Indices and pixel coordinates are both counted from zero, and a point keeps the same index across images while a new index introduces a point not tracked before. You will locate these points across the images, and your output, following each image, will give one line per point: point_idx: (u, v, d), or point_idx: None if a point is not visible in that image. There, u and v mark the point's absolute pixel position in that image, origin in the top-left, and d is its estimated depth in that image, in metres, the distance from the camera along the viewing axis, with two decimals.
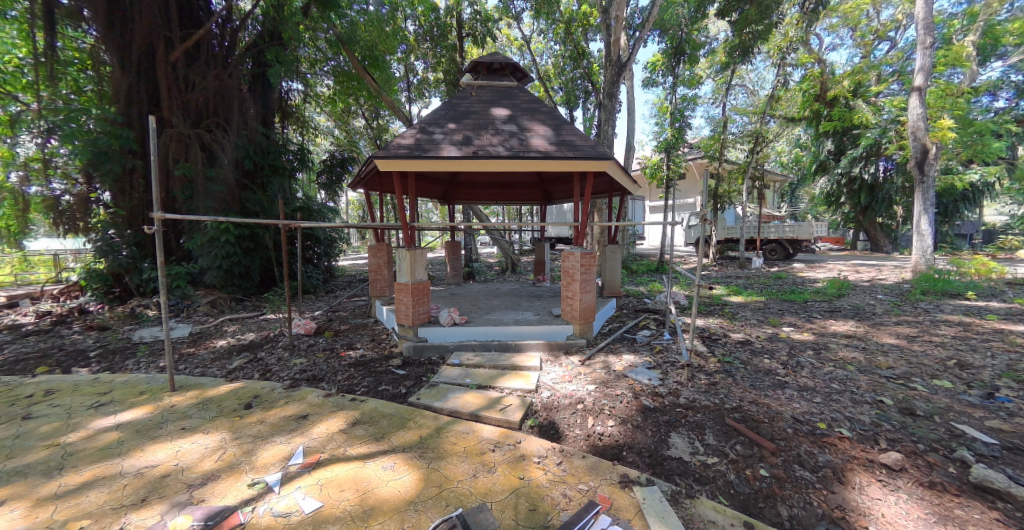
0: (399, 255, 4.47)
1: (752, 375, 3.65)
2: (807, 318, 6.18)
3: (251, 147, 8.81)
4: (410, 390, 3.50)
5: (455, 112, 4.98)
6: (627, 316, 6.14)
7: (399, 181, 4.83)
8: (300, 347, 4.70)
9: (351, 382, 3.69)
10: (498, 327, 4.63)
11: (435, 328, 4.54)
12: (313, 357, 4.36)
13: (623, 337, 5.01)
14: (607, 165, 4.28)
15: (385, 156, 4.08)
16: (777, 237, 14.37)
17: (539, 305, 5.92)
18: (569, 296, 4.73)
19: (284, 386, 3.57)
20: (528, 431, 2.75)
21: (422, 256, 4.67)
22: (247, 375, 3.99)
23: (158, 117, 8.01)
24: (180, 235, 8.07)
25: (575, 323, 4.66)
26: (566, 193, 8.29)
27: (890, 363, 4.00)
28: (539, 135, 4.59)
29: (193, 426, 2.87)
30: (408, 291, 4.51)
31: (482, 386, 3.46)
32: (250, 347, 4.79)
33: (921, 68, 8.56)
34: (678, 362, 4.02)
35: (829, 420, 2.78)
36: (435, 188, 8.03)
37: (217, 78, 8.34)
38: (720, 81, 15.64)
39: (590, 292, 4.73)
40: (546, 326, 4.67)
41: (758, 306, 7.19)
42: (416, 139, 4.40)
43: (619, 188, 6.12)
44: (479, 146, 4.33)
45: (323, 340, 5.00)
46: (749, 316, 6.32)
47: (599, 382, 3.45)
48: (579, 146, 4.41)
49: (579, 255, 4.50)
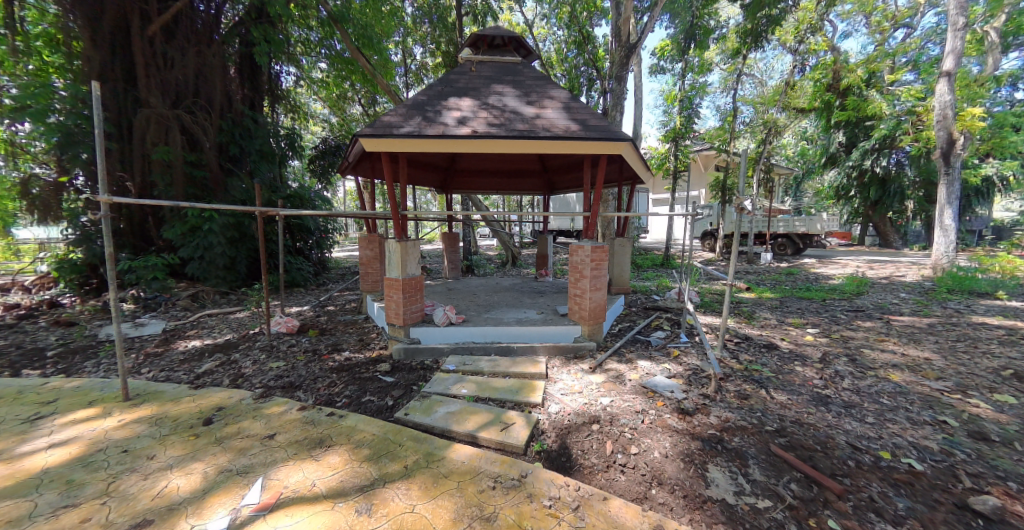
0: (389, 247, 4.01)
1: (786, 387, 3.22)
2: (830, 319, 5.73)
3: (236, 130, 8.25)
4: (398, 402, 3.06)
5: (452, 88, 4.48)
6: (636, 315, 5.68)
7: (390, 167, 4.28)
8: (279, 348, 4.25)
9: (331, 392, 3.26)
10: (498, 328, 4.19)
11: (429, 329, 4.11)
12: (292, 360, 3.91)
13: (635, 339, 4.55)
14: (622, 147, 3.78)
15: (373, 134, 3.60)
16: (786, 232, 13.89)
17: (542, 303, 5.48)
18: (577, 295, 4.29)
19: (253, 397, 3.13)
20: (533, 458, 2.33)
21: (415, 249, 4.21)
22: (216, 381, 3.55)
23: (135, 97, 7.39)
24: (160, 223, 7.56)
25: (584, 324, 4.22)
26: (571, 183, 7.82)
27: (939, 373, 3.57)
28: (546, 113, 4.08)
29: (137, 447, 2.43)
30: (398, 287, 4.06)
31: (478, 398, 3.04)
32: (223, 348, 4.33)
33: (952, 51, 7.96)
34: (700, 369, 3.60)
35: (893, 447, 2.34)
36: (432, 176, 7.59)
37: (198, 56, 7.75)
38: (729, 69, 15.10)
39: (600, 290, 4.28)
40: (550, 326, 4.23)
41: (775, 304, 6.76)
42: (409, 117, 3.90)
43: (630, 175, 5.65)
44: (478, 124, 3.82)
45: (306, 340, 4.54)
46: (767, 316, 5.88)
47: (614, 395, 3.03)
48: (591, 125, 3.90)
49: (588, 249, 4.06)
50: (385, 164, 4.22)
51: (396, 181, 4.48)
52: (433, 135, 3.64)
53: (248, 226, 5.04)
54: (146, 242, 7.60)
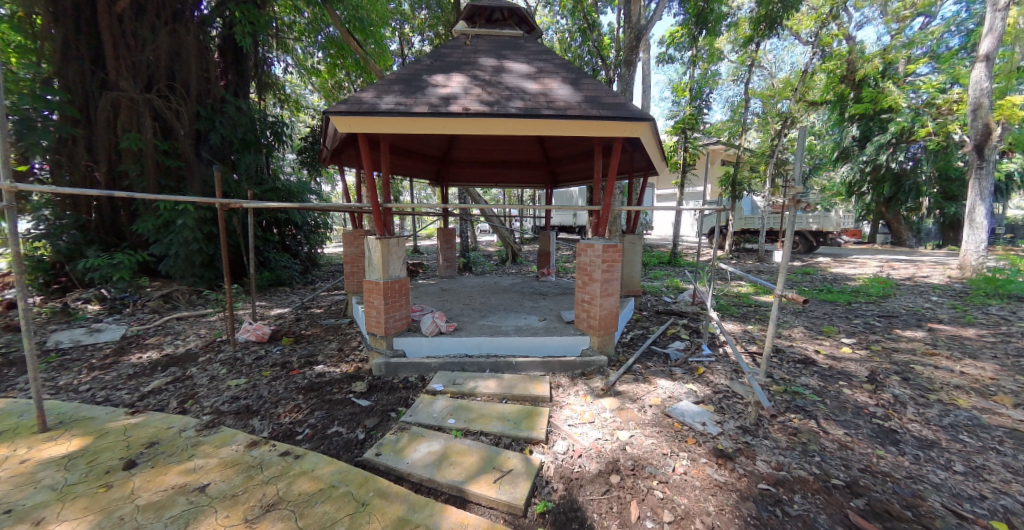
0: (368, 245, 3.49)
1: (840, 418, 2.68)
2: (863, 326, 5.15)
3: (215, 117, 7.67)
4: (371, 435, 2.52)
5: (443, 62, 3.89)
6: (648, 322, 5.12)
7: (370, 154, 3.68)
8: (244, 361, 3.71)
9: (293, 421, 2.72)
10: (495, 339, 3.66)
11: (415, 341, 3.58)
12: (255, 377, 3.37)
13: (651, 351, 3.99)
14: (643, 128, 3.20)
15: (345, 112, 3.04)
16: (798, 229, 13.28)
17: (544, 307, 4.94)
18: (586, 301, 3.75)
19: (197, 427, 2.59)
20: (536, 523, 1.79)
21: (399, 248, 3.67)
22: (162, 403, 3.01)
23: (103, 79, 6.78)
24: (132, 217, 7.01)
25: (593, 335, 3.67)
26: (574, 174, 7.29)
27: (1015, 398, 3.00)
28: (552, 89, 3.49)
29: (27, 506, 1.88)
30: (379, 291, 3.51)
31: (469, 431, 2.50)
32: (181, 360, 3.78)
33: (991, 32, 7.31)
34: (731, 393, 3.05)
35: (1005, 514, 1.79)
36: (425, 166, 7.05)
37: (171, 35, 7.12)
38: (740, 59, 14.41)
39: (612, 295, 3.72)
40: (554, 337, 3.70)
41: (798, 309, 6.19)
42: (390, 92, 3.33)
43: (644, 165, 5.09)
44: (471, 100, 3.22)
45: (277, 352, 3.98)
46: (793, 323, 5.31)
47: (634, 430, 2.50)
48: (604, 102, 3.31)
49: (600, 249, 3.51)
50: (363, 151, 3.61)
51: (379, 172, 3.87)
52: (417, 112, 3.06)
53: (215, 222, 4.43)
54: (118, 238, 7.03)
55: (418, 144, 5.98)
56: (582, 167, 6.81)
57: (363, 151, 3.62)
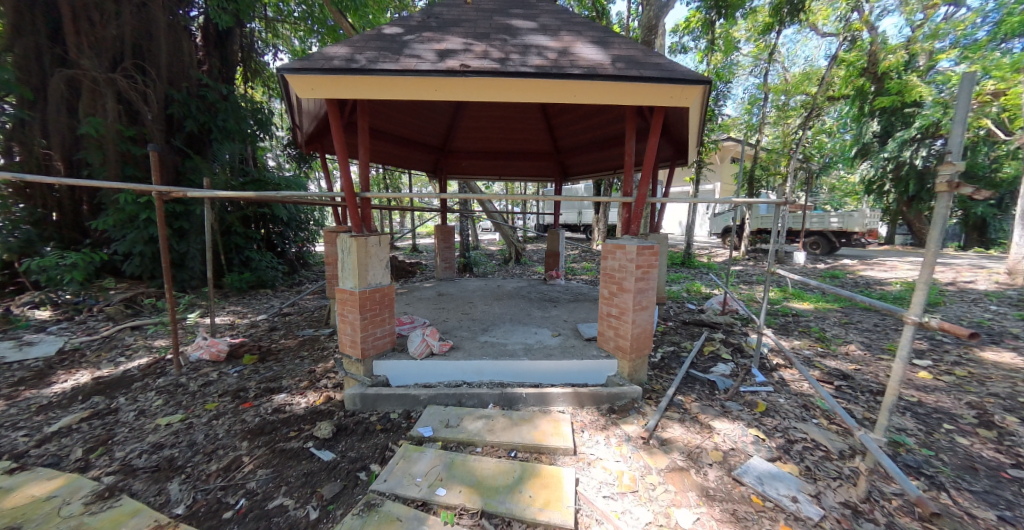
0: (342, 245, 2.79)
1: (978, 488, 1.94)
2: (930, 343, 4.37)
3: (191, 102, 6.88)
4: (328, 515, 1.80)
5: (438, 20, 3.14)
6: (678, 336, 4.37)
7: (343, 137, 2.89)
8: (188, 387, 2.99)
9: (225, 486, 1.99)
10: (502, 363, 2.97)
11: (401, 365, 2.92)
12: (195, 413, 2.64)
13: (691, 376, 3.26)
14: (696, 94, 2.45)
15: (305, 67, 2.30)
16: (819, 229, 12.42)
17: (557, 317, 4.21)
18: (613, 316, 3.03)
19: (87, 499, 1.86)
20: None
21: (381, 249, 2.95)
22: (60, 451, 2.28)
23: (61, 56, 5.97)
24: (95, 212, 6.28)
25: (623, 358, 2.95)
26: (587, 165, 6.58)
27: None
28: (575, 47, 2.73)
29: None
30: (354, 304, 2.79)
31: (465, 511, 1.79)
32: (111, 384, 3.05)
33: None
34: (814, 443, 2.32)
35: None
36: (422, 155, 6.36)
37: (138, 8, 6.26)
38: (756, 50, 13.57)
39: (646, 309, 2.98)
40: (574, 361, 3.01)
41: (843, 319, 5.42)
42: (368, 49, 2.58)
43: (675, 148, 4.38)
44: (473, 58, 2.48)
45: (233, 376, 3.24)
46: (845, 337, 4.57)
47: (700, 512, 1.78)
48: (643, 61, 2.56)
49: (633, 250, 2.79)
50: (334, 131, 2.84)
51: (357, 161, 3.10)
52: (403, 70, 2.33)
53: (162, 218, 3.66)
54: (82, 234, 6.34)
55: (413, 127, 5.36)
56: (597, 157, 6.13)
57: (335, 131, 2.85)
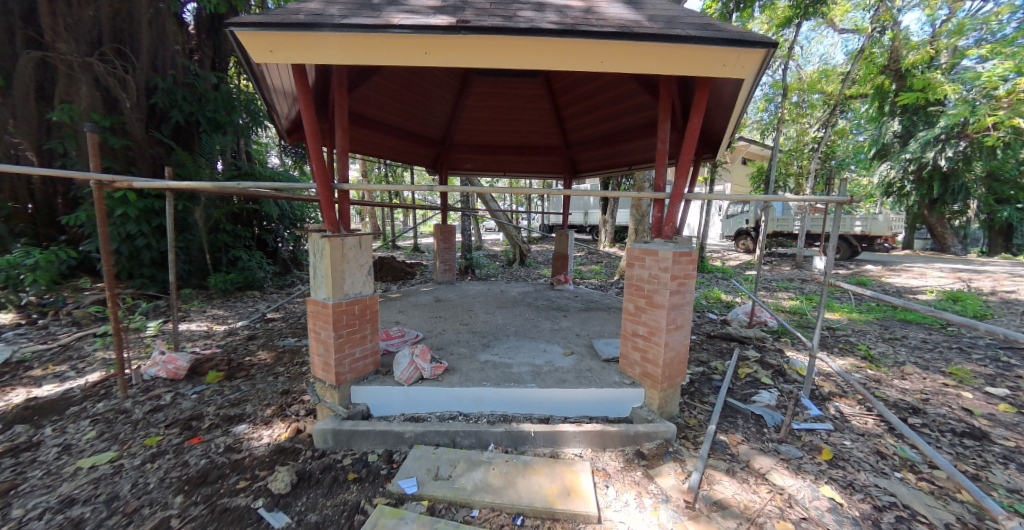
0: (314, 247, 2.33)
1: None
2: (997, 367, 3.78)
3: (179, 92, 6.37)
4: None
5: None
6: (706, 353, 3.86)
7: (314, 120, 2.43)
8: (133, 415, 2.50)
9: None
10: (505, 390, 2.48)
11: (384, 391, 2.45)
12: (129, 452, 2.15)
13: (731, 406, 2.75)
14: (755, 60, 1.95)
15: (259, 23, 1.81)
16: (841, 232, 11.74)
17: (569, 330, 3.71)
18: (640, 336, 2.52)
19: None
20: None
21: (360, 254, 2.47)
22: None
23: (32, 37, 5.49)
24: (71, 206, 5.84)
25: (652, 387, 2.45)
26: (599, 160, 6.09)
27: None
28: (602, 6, 2.22)
29: None
30: (327, 319, 2.31)
31: None
32: (44, 409, 2.56)
33: None
34: (911, 511, 1.79)
35: None
36: (419, 148, 5.92)
37: None
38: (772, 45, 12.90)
39: (681, 329, 2.46)
40: (593, 390, 2.51)
41: (884, 334, 4.88)
42: (346, 3, 2.08)
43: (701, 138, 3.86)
44: (476, 13, 1.98)
45: (190, 399, 2.76)
46: (894, 356, 4.03)
47: None
48: (687, 21, 2.05)
49: (668, 257, 2.29)
50: (303, 110, 2.35)
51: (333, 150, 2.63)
52: (386, 25, 1.83)
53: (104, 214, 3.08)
54: (58, 230, 5.90)
55: (411, 113, 4.97)
56: (610, 152, 5.65)
57: (305, 112, 2.38)
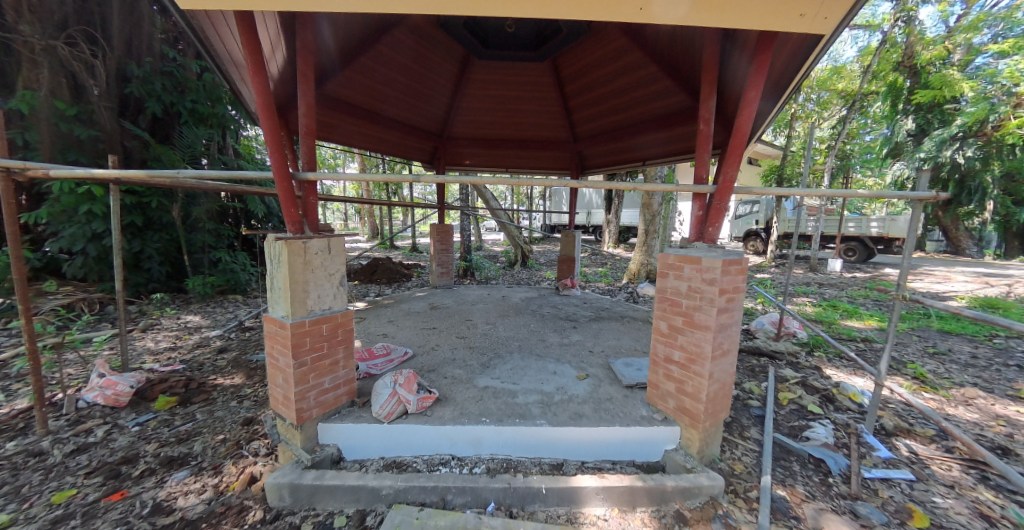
0: (270, 253, 1.88)
1: None
2: None
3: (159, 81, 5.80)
4: None
5: None
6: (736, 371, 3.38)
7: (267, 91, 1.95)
8: (48, 460, 2.03)
9: None
10: (509, 430, 2.01)
11: (358, 430, 2.00)
12: (24, 518, 1.68)
13: (782, 446, 2.27)
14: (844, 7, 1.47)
15: None
16: (856, 234, 11.22)
17: (581, 345, 3.23)
18: (675, 363, 2.05)
19: None
20: None
21: (329, 259, 2.00)
22: None
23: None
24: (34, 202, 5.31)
25: (691, 425, 1.98)
26: (609, 155, 5.61)
27: None
28: None
29: None
30: (285, 342, 1.85)
31: None
32: None
33: None
34: None
35: None
36: (416, 141, 5.48)
37: None
38: None
39: (728, 355, 1.99)
40: (618, 431, 2.04)
41: (929, 348, 4.37)
42: None
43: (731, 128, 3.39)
44: None
45: (126, 435, 2.28)
46: (949, 376, 3.53)
47: None
48: None
49: (717, 266, 1.81)
50: (251, 76, 1.89)
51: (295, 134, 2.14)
52: None
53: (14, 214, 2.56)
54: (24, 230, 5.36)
55: (406, 103, 4.54)
56: (620, 146, 5.18)
57: (253, 84, 1.91)
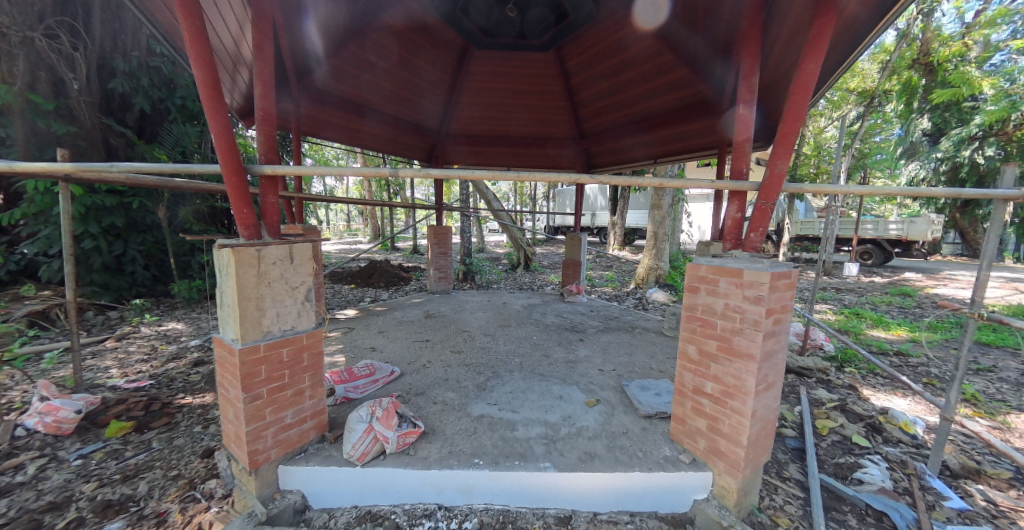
0: (218, 262, 1.57)
1: None
2: None
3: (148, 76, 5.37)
4: None
5: None
6: None
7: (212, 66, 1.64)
8: None
9: None
10: (507, 476, 1.66)
11: (323, 473, 1.67)
12: None
13: (833, 491, 1.91)
14: None
15: None
16: (872, 237, 10.76)
17: (589, 362, 2.88)
18: (706, 396, 1.71)
19: None
20: None
21: (290, 269, 1.67)
22: None
23: None
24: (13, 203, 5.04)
25: (728, 472, 1.64)
26: (617, 153, 5.25)
27: None
28: None
29: None
30: (233, 371, 1.54)
31: None
32: None
33: None
34: None
35: None
36: (411, 138, 5.18)
37: None
38: None
39: (773, 388, 1.64)
40: (638, 477, 1.69)
41: (973, 364, 3.94)
42: None
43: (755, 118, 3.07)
44: None
45: (60, 473, 1.96)
46: (1003, 399, 3.12)
47: None
48: None
49: (765, 282, 1.47)
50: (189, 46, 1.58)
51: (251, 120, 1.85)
52: None
53: None
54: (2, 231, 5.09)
55: (399, 97, 4.24)
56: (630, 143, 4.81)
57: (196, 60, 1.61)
